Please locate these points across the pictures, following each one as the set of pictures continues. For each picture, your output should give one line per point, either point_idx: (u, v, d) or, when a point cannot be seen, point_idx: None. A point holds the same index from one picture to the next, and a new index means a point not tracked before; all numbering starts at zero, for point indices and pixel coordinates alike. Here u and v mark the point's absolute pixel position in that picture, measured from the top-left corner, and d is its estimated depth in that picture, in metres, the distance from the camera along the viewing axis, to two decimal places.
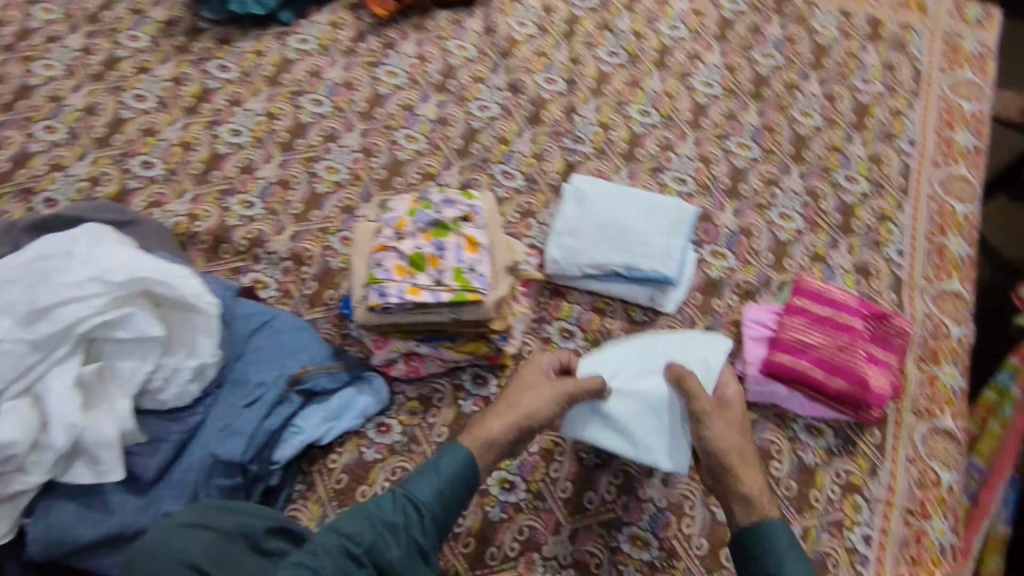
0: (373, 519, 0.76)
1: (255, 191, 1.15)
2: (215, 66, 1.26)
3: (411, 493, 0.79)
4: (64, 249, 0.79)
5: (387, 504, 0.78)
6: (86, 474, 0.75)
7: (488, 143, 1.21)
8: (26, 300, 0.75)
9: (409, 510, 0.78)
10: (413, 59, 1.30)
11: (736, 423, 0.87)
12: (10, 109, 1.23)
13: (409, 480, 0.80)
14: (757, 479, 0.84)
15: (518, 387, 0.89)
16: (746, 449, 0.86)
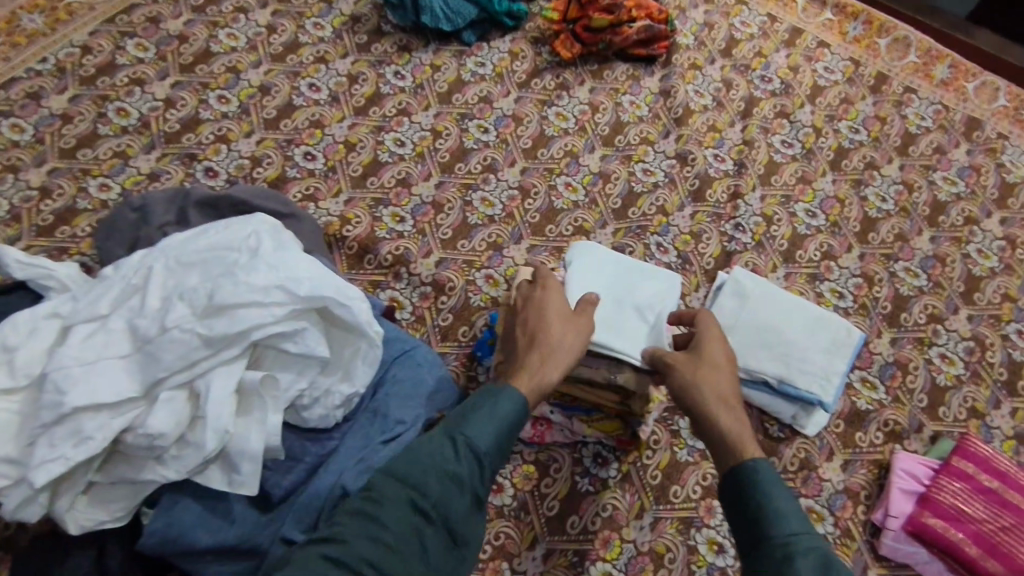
0: (437, 470, 0.67)
1: (408, 206, 1.13)
2: (392, 72, 1.27)
3: (466, 437, 0.69)
4: (249, 248, 0.79)
5: (447, 451, 0.68)
6: (220, 480, 0.73)
7: (647, 210, 1.17)
8: (207, 293, 0.74)
9: (471, 458, 0.68)
10: (584, 106, 1.27)
11: (709, 368, 0.82)
12: (188, 71, 1.23)
13: (463, 421, 0.70)
14: (743, 431, 0.75)
15: (542, 309, 0.85)
16: (722, 389, 0.80)
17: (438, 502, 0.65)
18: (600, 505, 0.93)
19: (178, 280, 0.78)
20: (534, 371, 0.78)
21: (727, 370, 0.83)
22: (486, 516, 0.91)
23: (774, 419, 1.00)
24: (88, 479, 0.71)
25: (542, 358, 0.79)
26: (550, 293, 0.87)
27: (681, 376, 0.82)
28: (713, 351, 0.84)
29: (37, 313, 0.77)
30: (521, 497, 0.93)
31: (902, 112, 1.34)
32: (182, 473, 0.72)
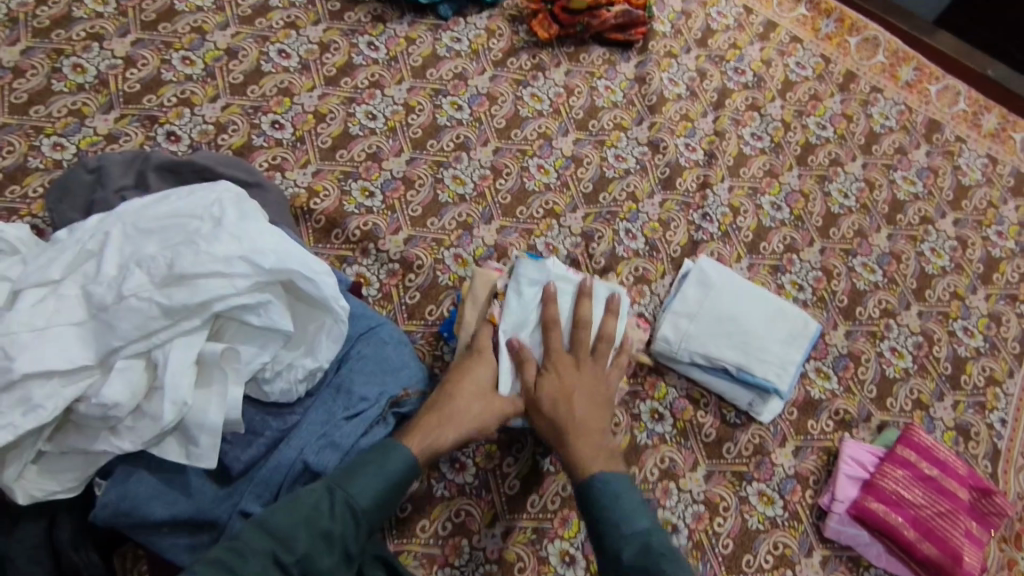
0: (311, 524, 0.68)
1: (378, 181, 1.11)
2: (365, 43, 1.24)
3: (348, 494, 0.71)
4: (213, 216, 0.77)
5: (323, 505, 0.69)
6: (177, 452, 0.72)
7: (618, 195, 1.18)
8: (166, 260, 0.72)
9: (347, 516, 0.70)
10: (559, 88, 1.27)
11: (583, 393, 0.85)
12: (150, 29, 1.18)
13: (347, 478, 0.72)
14: (602, 456, 0.81)
15: (460, 375, 0.85)
16: (563, 406, 0.83)
17: (307, 556, 0.66)
18: (560, 484, 0.94)
19: (136, 246, 0.75)
20: (432, 433, 0.80)
21: (596, 397, 0.86)
22: (447, 493, 0.91)
23: (731, 405, 1.02)
24: (38, 448, 0.69)
25: (440, 424, 0.80)
26: (473, 364, 0.87)
27: (544, 416, 0.84)
28: (585, 379, 0.87)
29: None
30: (483, 476, 0.93)
31: (867, 111, 1.37)
32: (137, 446, 0.71)
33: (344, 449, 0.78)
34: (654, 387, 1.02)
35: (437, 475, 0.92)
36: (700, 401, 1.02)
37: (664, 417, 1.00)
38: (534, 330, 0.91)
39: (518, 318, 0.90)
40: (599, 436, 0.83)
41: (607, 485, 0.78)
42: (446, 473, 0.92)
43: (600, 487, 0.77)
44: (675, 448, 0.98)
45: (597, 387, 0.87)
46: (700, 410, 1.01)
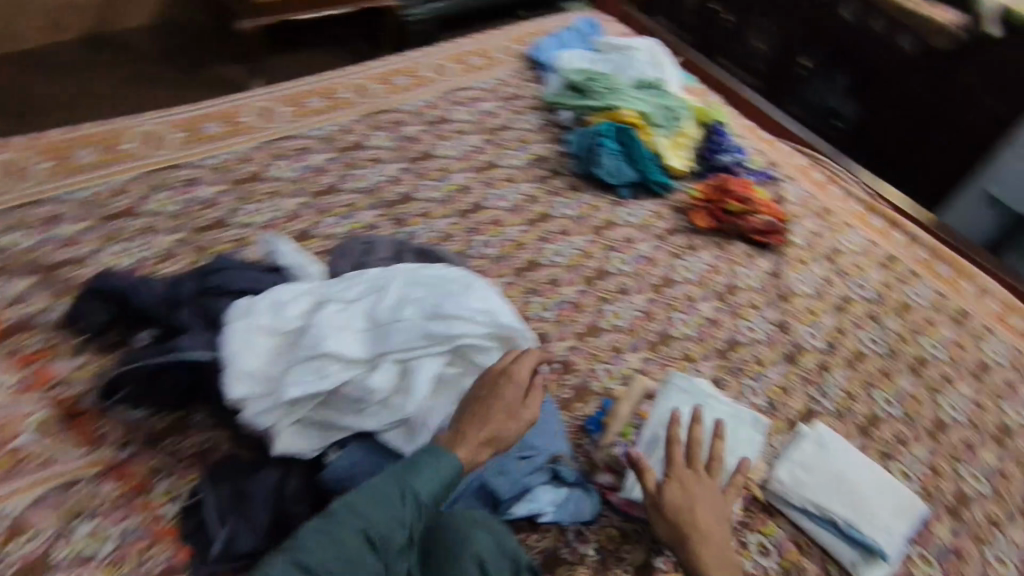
0: (386, 507, 0.83)
1: (554, 301, 1.39)
2: (561, 203, 1.60)
3: (411, 490, 0.85)
4: (462, 283, 1.07)
5: (394, 492, 0.84)
6: (399, 440, 0.94)
7: (747, 358, 1.38)
8: (433, 303, 1.01)
9: (412, 503, 0.84)
10: (707, 266, 1.55)
11: (705, 507, 0.99)
12: (413, 162, 1.60)
13: (412, 471, 0.86)
14: (723, 565, 0.93)
15: (496, 398, 0.94)
16: (692, 512, 0.97)
17: (388, 537, 0.81)
18: None
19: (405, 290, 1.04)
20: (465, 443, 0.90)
21: (716, 513, 0.99)
22: (571, 558, 1.01)
23: (835, 560, 1.09)
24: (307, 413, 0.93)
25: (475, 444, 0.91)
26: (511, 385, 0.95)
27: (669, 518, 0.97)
28: (704, 493, 1.00)
29: (297, 289, 1.04)
30: (604, 554, 1.03)
31: (979, 345, 1.54)
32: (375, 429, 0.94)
33: (513, 478, 0.99)
34: (763, 523, 1.12)
35: (565, 541, 1.03)
36: (805, 548, 1.10)
37: (770, 551, 1.08)
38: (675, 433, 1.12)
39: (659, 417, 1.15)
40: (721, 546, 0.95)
41: None
42: (571, 541, 1.03)
43: None
44: None
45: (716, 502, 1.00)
46: (804, 555, 1.09)
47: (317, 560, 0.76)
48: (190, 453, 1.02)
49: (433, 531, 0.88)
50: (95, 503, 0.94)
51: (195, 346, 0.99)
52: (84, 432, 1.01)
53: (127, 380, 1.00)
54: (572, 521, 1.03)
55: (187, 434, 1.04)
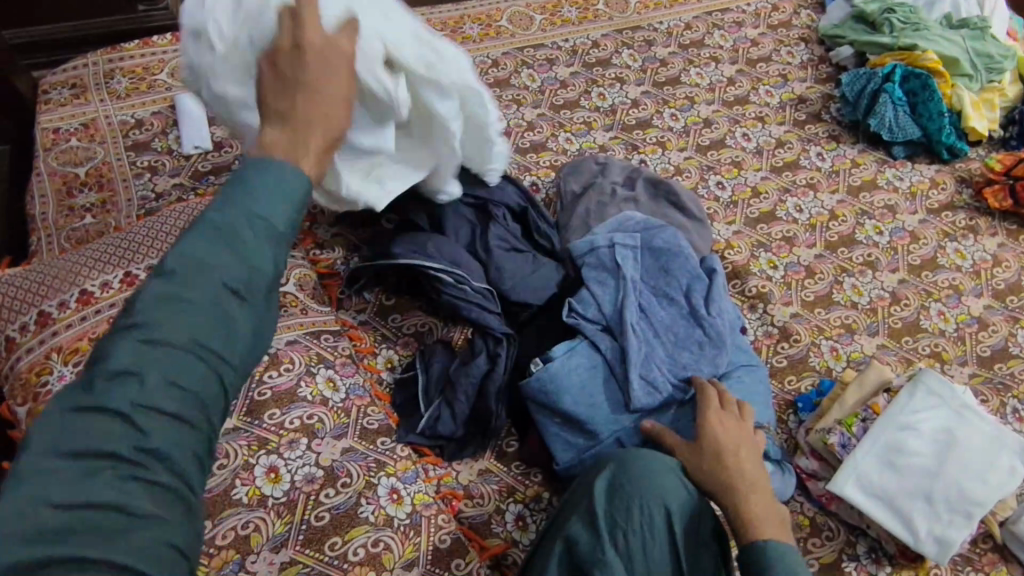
0: (232, 246, 0.55)
1: (785, 260, 1.26)
2: (815, 152, 1.42)
3: (259, 215, 0.56)
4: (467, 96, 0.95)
5: (240, 224, 0.56)
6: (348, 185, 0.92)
7: (1016, 373, 1.14)
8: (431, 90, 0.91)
9: (263, 230, 0.56)
10: (987, 255, 1.29)
11: (743, 450, 0.85)
12: (658, 86, 1.51)
13: (247, 186, 0.57)
14: (776, 522, 0.78)
15: (323, 66, 0.63)
16: (738, 464, 0.83)
17: (252, 280, 0.56)
18: None
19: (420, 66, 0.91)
20: (297, 153, 0.60)
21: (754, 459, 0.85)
22: None
23: None
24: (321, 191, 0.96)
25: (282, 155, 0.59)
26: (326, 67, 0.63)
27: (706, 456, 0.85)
28: (740, 433, 0.87)
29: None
30: None
31: None
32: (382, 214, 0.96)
33: None
34: (992, 565, 0.95)
35: None
36: None
37: None
38: (922, 437, 0.94)
39: (905, 412, 0.96)
40: (771, 501, 0.81)
41: (778, 549, 0.74)
42: None
43: (771, 549, 0.74)
44: None
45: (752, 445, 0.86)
46: None
47: (175, 332, 0.52)
48: (409, 332, 1.09)
49: (626, 465, 0.79)
50: (333, 356, 0.98)
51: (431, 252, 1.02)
52: (331, 292, 1.10)
53: (364, 270, 1.06)
54: None
55: (406, 315, 1.10)
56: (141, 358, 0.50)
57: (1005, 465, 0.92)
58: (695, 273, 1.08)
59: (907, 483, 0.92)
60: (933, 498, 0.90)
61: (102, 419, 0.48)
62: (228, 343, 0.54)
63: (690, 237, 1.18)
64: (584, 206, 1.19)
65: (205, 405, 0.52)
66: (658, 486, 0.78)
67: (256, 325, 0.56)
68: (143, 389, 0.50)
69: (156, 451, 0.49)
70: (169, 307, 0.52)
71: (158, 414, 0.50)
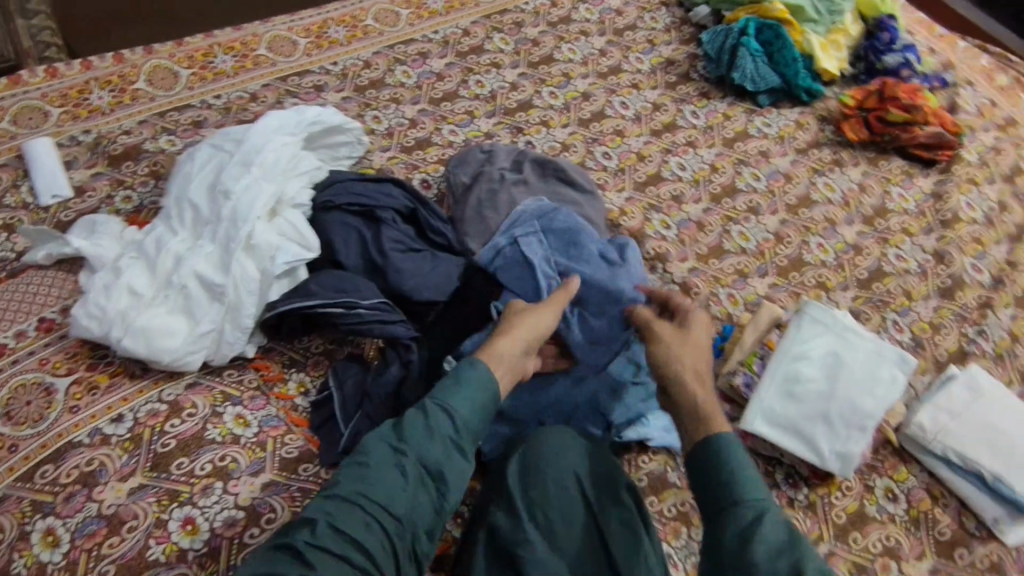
0: (411, 425, 0.82)
1: (676, 219, 1.32)
2: (690, 111, 1.48)
3: (444, 406, 0.83)
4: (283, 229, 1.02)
5: (419, 412, 0.83)
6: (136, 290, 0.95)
7: (892, 289, 1.24)
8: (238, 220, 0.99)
9: (442, 416, 0.83)
10: (853, 185, 1.39)
11: (689, 351, 0.95)
12: (534, 67, 1.52)
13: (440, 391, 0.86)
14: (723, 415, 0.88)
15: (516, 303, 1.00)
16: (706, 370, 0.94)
17: (423, 457, 0.80)
18: None
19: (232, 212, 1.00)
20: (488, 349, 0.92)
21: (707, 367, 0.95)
22: (679, 483, 1.01)
23: (973, 515, 1.02)
24: (100, 280, 0.96)
25: (485, 356, 0.90)
26: (538, 311, 0.97)
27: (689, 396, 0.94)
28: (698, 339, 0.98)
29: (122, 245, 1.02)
30: None
31: None
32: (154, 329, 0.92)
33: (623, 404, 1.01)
34: (893, 468, 1.05)
35: (673, 465, 1.03)
36: (939, 499, 1.03)
37: (898, 497, 1.02)
38: (814, 364, 1.01)
39: (797, 343, 1.03)
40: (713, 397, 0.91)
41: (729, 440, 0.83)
42: (681, 466, 1.02)
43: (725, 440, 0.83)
44: (902, 532, 0.99)
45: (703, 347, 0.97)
46: (937, 505, 1.02)
47: (355, 488, 0.76)
48: (317, 352, 1.05)
49: (528, 453, 0.86)
50: (239, 391, 0.96)
51: (317, 290, 0.99)
52: None
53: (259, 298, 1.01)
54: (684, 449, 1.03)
55: (311, 334, 1.06)
56: (333, 509, 0.74)
57: (888, 377, 1.00)
58: (595, 247, 1.12)
59: (807, 408, 0.98)
60: (830, 419, 0.97)
61: (283, 555, 0.71)
62: (406, 488, 0.78)
63: (584, 211, 1.21)
64: (475, 196, 1.19)
65: (368, 553, 0.73)
66: (564, 464, 0.85)
67: (428, 473, 0.80)
68: (314, 534, 0.72)
69: (369, 564, 0.73)
70: (357, 470, 0.78)
71: (321, 549, 0.71)
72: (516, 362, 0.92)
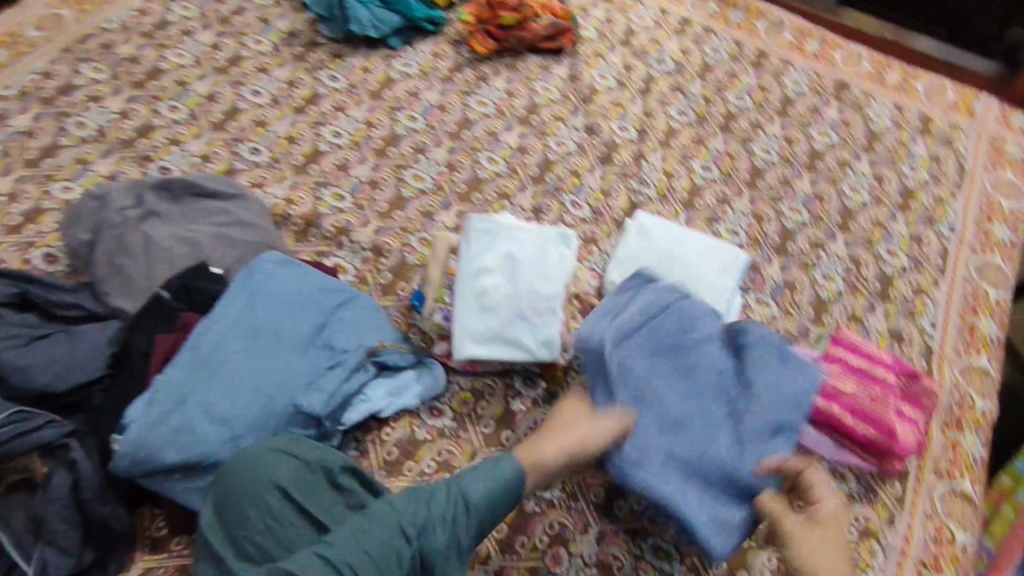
0: (419, 506, 0.81)
1: (347, 186, 1.27)
2: (327, 76, 1.42)
3: (461, 484, 0.83)
4: None
5: (429, 490, 0.83)
6: None
7: (561, 174, 1.32)
8: None
9: (461, 505, 0.81)
10: (501, 93, 1.43)
11: (826, 543, 0.84)
12: (141, 86, 1.36)
13: (462, 477, 0.84)
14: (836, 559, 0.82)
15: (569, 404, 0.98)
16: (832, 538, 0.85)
17: (421, 533, 0.79)
18: (531, 420, 1.05)
19: None
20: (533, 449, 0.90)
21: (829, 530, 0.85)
22: (429, 436, 1.03)
23: None
24: None
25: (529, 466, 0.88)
26: (566, 410, 0.97)
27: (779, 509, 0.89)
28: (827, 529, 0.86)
29: None
30: (461, 419, 1.05)
31: (780, 81, 1.51)
32: None
33: (328, 392, 0.93)
34: None
35: (419, 422, 1.04)
36: None
37: None
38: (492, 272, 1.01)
39: (473, 262, 1.01)
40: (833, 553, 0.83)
41: None
42: (426, 420, 1.04)
43: None
44: None
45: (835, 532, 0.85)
46: None
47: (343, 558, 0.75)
48: None
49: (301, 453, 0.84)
50: None
51: None
52: None
53: None
54: (420, 402, 1.04)
55: None
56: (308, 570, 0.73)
57: (561, 252, 1.04)
58: (268, 269, 1.03)
59: (502, 317, 0.99)
60: (526, 316, 0.99)
61: None
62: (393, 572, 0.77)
63: (238, 216, 1.13)
64: (103, 250, 1.06)
65: None
66: (327, 453, 0.86)
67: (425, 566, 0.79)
68: None
69: None
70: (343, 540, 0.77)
71: None
72: (561, 455, 0.90)
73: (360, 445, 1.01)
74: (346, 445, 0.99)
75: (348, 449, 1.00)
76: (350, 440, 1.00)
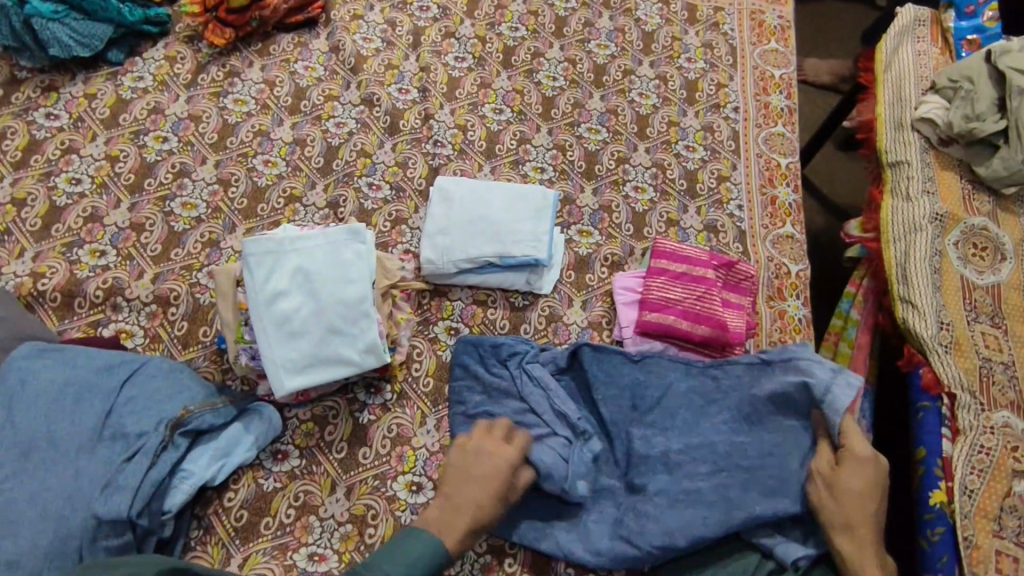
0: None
1: (106, 238, 1.09)
2: (42, 115, 1.20)
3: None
4: None
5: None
6: None
7: (349, 157, 1.21)
8: None
9: None
10: (260, 85, 1.28)
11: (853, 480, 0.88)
12: None
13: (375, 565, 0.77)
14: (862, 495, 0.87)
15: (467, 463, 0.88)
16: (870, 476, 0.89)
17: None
18: (385, 428, 0.98)
19: None
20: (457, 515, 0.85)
21: (873, 486, 0.88)
22: (279, 484, 0.93)
23: (514, 292, 1.11)
24: None
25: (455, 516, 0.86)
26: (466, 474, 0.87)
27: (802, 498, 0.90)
28: (857, 478, 0.88)
29: None
30: (309, 453, 0.95)
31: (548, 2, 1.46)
32: None
33: (133, 487, 0.80)
34: (440, 309, 1.09)
35: (263, 473, 0.93)
36: (487, 301, 1.10)
37: (459, 329, 1.07)
38: (287, 293, 0.93)
39: (264, 286, 0.91)
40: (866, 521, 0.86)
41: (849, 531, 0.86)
42: (271, 467, 0.94)
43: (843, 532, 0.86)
44: None
45: (872, 482, 0.87)
46: (488, 308, 1.09)
47: None
48: None
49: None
50: None
51: None
52: None
53: None
54: (258, 451, 0.93)
55: None
56: None
57: (357, 250, 0.97)
58: (21, 370, 0.86)
59: (311, 337, 0.92)
60: (337, 329, 0.92)
61: None
62: None
63: None
64: None
65: None
66: (139, 565, 0.70)
67: None
68: None
69: None
70: None
71: None
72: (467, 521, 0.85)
73: (202, 522, 0.90)
74: (184, 529, 0.88)
75: (189, 532, 0.89)
76: (187, 522, 0.88)
